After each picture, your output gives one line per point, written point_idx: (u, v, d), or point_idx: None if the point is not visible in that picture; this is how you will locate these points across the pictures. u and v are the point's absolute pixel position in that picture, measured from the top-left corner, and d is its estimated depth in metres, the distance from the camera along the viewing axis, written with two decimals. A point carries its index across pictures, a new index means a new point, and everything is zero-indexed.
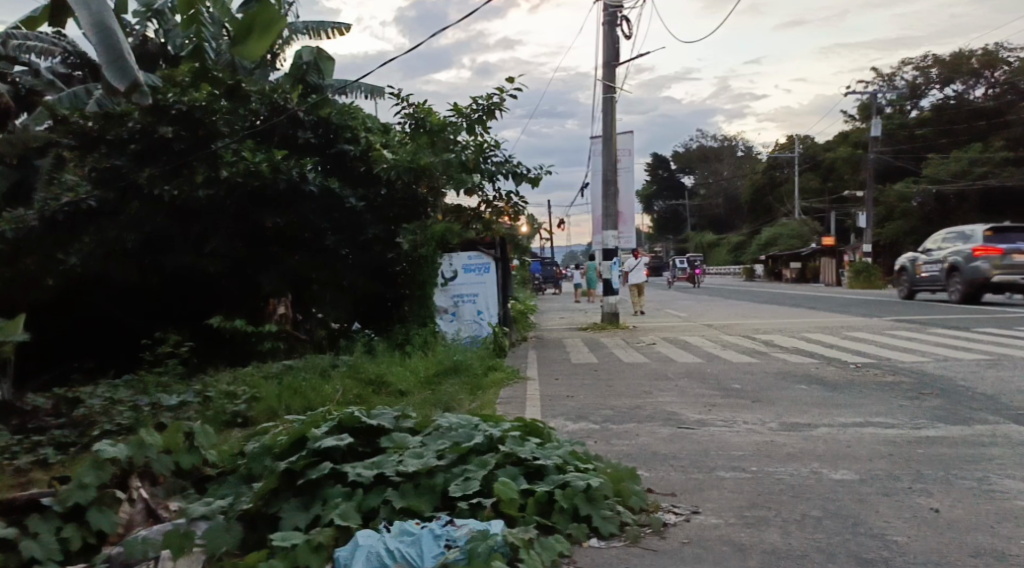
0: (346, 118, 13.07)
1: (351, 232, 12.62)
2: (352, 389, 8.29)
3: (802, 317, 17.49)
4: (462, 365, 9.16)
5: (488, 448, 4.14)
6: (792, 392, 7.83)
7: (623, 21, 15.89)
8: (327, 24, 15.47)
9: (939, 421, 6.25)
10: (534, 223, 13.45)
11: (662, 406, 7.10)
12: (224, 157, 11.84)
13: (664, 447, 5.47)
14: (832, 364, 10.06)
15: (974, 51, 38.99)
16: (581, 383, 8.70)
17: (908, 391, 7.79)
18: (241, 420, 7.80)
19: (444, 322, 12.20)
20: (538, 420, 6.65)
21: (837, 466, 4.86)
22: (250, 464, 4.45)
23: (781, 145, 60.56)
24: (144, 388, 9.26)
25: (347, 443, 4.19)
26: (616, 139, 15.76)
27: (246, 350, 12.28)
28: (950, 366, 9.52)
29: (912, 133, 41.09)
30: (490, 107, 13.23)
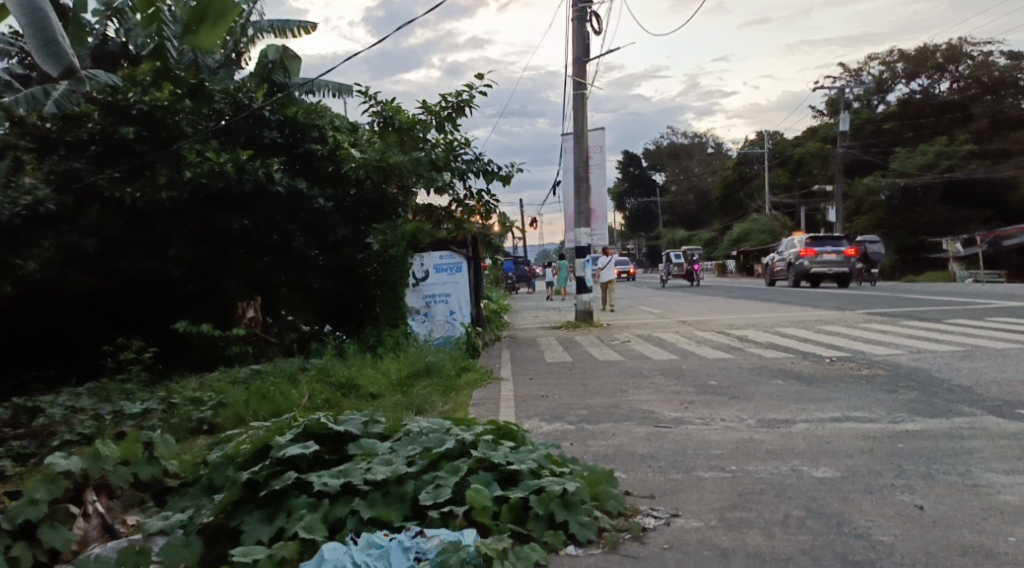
0: (313, 117, 12.88)
1: (319, 233, 12.53)
2: (321, 393, 8.08)
3: (775, 311, 17.55)
4: (435, 367, 9.02)
5: (460, 453, 4.00)
6: (768, 387, 7.78)
7: (592, 16, 15.81)
8: (293, 22, 15.20)
9: (917, 415, 6.22)
10: (506, 220, 13.30)
11: (638, 404, 7.00)
12: (189, 159, 11.69)
13: (641, 447, 5.36)
14: (807, 358, 10.06)
15: (938, 45, 39.67)
16: (555, 382, 8.60)
17: (884, 384, 7.78)
18: (207, 427, 7.58)
19: (416, 323, 12.04)
20: (513, 421, 6.52)
21: (817, 463, 4.78)
22: (211, 475, 4.26)
23: (750, 141, 61.06)
24: (106, 395, 8.97)
25: (314, 451, 4.03)
26: (586, 136, 15.66)
27: (213, 356, 11.93)
28: (924, 357, 9.55)
29: (879, 127, 41.62)
30: (459, 104, 13.06)
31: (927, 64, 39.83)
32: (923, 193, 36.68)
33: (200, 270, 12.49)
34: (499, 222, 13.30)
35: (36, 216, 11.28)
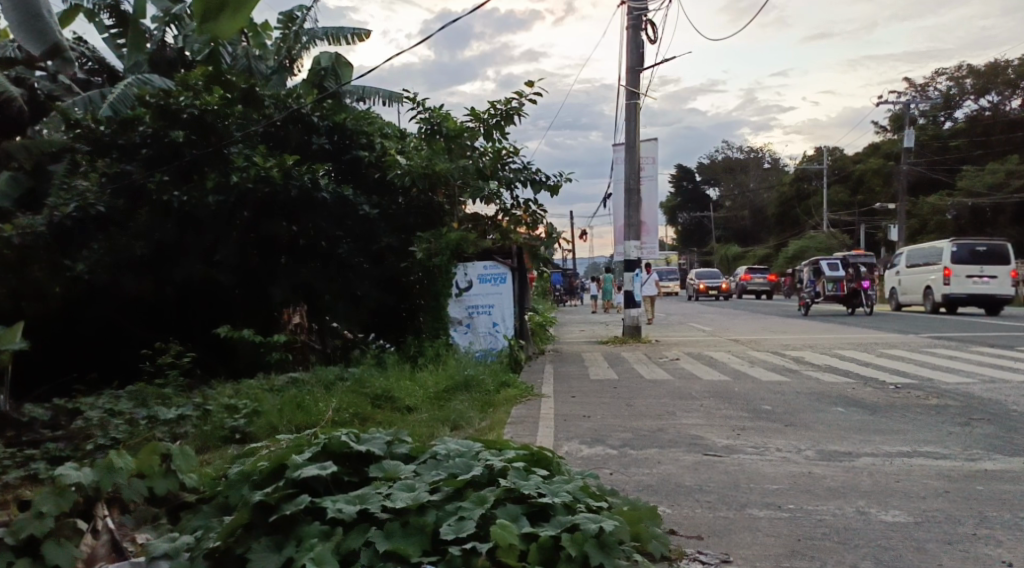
0: (361, 124, 12.74)
1: (364, 241, 12.28)
2: (355, 404, 7.83)
3: (832, 333, 16.83)
4: (473, 381, 8.71)
5: (488, 482, 3.68)
6: (828, 415, 7.27)
7: (648, 25, 15.42)
8: (347, 30, 15.13)
9: (995, 452, 5.68)
10: (553, 231, 12.95)
11: (685, 429, 6.57)
12: (236, 163, 11.53)
13: (689, 477, 4.96)
14: (870, 384, 9.45)
15: (1010, 61, 38.21)
16: (599, 401, 8.22)
17: (956, 416, 7.20)
18: (239, 436, 7.39)
19: (458, 334, 11.74)
20: (551, 441, 6.17)
21: (886, 505, 4.32)
22: (226, 493, 3.99)
23: (808, 157, 59.67)
24: (143, 399, 8.86)
25: (332, 472, 3.74)
26: (639, 147, 15.24)
27: (255, 362, 11.72)
28: (998, 388, 8.87)
29: (945, 144, 40.14)
30: (508, 112, 12.81)
31: (998, 80, 38.22)
32: (992, 213, 35.18)
33: (245, 275, 12.41)
34: (545, 231, 12.97)
35: (87, 217, 11.56)
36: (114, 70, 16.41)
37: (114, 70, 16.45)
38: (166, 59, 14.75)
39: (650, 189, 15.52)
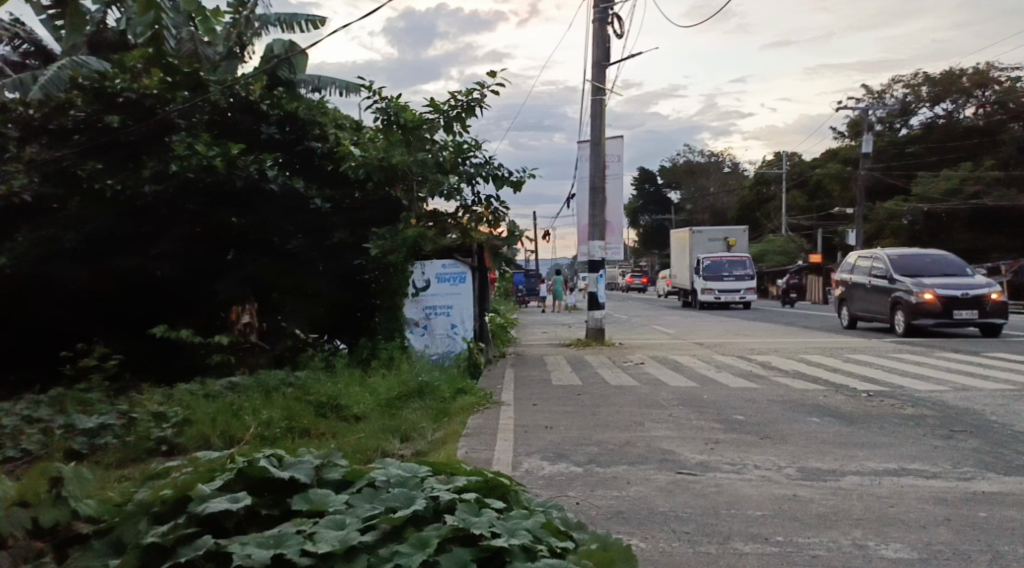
0: (315, 113, 12.02)
1: (316, 236, 11.62)
2: (297, 414, 7.18)
3: (795, 336, 16.58)
4: (427, 388, 8.09)
5: (431, 518, 3.09)
6: (802, 426, 6.81)
7: (614, 18, 14.94)
8: (300, 16, 14.35)
9: (987, 470, 5.23)
10: (515, 229, 12.37)
11: (655, 442, 6.05)
12: (176, 151, 10.72)
13: (663, 501, 4.43)
14: (842, 391, 9.04)
15: (964, 69, 38.84)
16: (562, 411, 7.65)
17: (936, 428, 6.78)
18: (166, 448, 6.68)
19: (414, 336, 11.17)
20: (510, 457, 5.58)
21: (885, 537, 3.83)
22: (121, 528, 3.32)
23: (766, 162, 60.00)
24: (63, 405, 8.01)
25: (245, 505, 3.14)
26: (605, 143, 14.70)
27: (194, 363, 10.92)
28: (973, 396, 8.52)
29: (901, 150, 40.53)
30: (470, 103, 12.20)
31: (953, 88, 38.78)
32: (947, 219, 35.53)
33: (187, 272, 11.56)
34: (507, 230, 12.37)
35: (13, 207, 10.74)
36: (52, 54, 15.48)
37: (52, 53, 15.45)
38: (105, 42, 13.83)
39: (615, 188, 15.00)
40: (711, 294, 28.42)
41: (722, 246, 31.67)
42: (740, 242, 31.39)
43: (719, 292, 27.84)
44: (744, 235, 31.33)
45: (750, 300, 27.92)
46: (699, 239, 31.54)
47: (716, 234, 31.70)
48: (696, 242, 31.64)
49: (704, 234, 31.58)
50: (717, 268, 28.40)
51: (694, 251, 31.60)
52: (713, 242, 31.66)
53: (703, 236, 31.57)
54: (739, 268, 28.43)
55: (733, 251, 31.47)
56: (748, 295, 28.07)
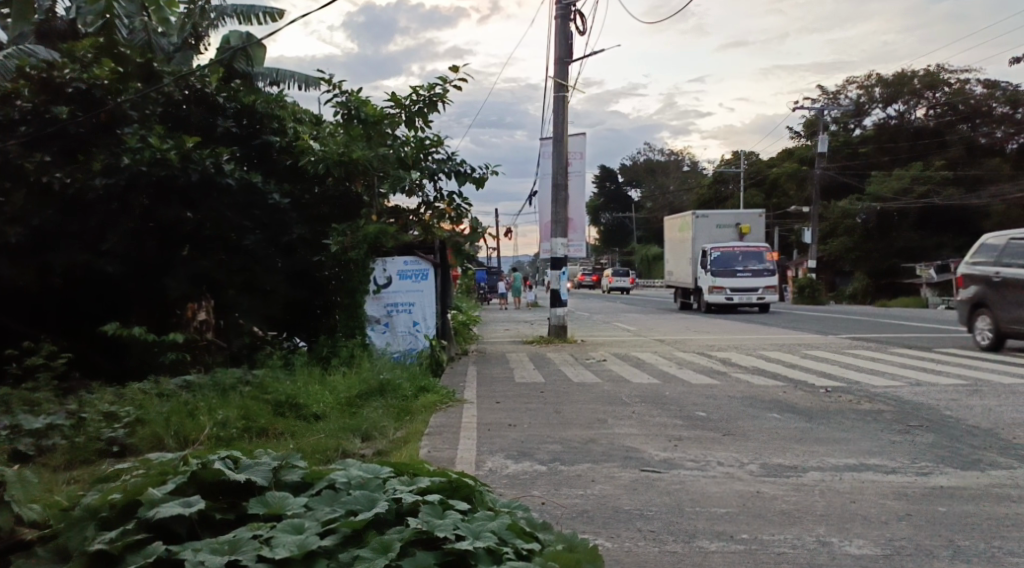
0: (273, 107, 11.82)
1: (274, 232, 11.39)
2: (254, 413, 7.01)
3: (753, 333, 16.79)
4: (389, 386, 7.98)
5: (393, 521, 3.01)
6: (764, 422, 6.85)
7: (576, 15, 14.92)
8: (258, 8, 14.07)
9: (945, 465, 5.30)
10: (477, 226, 12.30)
11: (619, 440, 6.03)
12: (128, 144, 10.41)
13: (628, 499, 4.40)
14: (801, 387, 9.13)
15: (916, 71, 39.71)
16: (524, 408, 7.58)
17: (893, 423, 6.88)
18: (117, 449, 6.48)
19: (375, 333, 11.01)
20: (473, 456, 5.51)
21: (848, 533, 3.84)
22: (66, 534, 3.18)
23: (724, 160, 60.71)
24: (8, 405, 7.72)
25: (198, 509, 3.02)
26: (568, 140, 14.69)
27: (145, 362, 10.61)
28: (928, 391, 8.67)
29: (855, 150, 41.31)
30: (432, 98, 12.08)
31: (905, 89, 39.63)
32: (898, 218, 36.32)
33: (136, 267, 11.21)
34: (469, 226, 12.29)
35: None
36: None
37: None
38: (54, 31, 13.41)
39: (578, 185, 14.99)
40: (720, 294, 23.22)
41: (734, 233, 25.19)
42: (755, 228, 25.25)
43: (730, 291, 22.82)
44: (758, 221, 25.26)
45: (768, 300, 23.16)
46: (703, 225, 25.12)
47: (727, 220, 25.19)
48: (700, 229, 25.04)
49: (710, 219, 25.12)
50: (726, 261, 23.24)
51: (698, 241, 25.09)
52: (725, 229, 25.10)
53: (710, 221, 25.12)
54: (753, 261, 23.46)
55: (746, 239, 25.07)
56: (765, 294, 23.15)
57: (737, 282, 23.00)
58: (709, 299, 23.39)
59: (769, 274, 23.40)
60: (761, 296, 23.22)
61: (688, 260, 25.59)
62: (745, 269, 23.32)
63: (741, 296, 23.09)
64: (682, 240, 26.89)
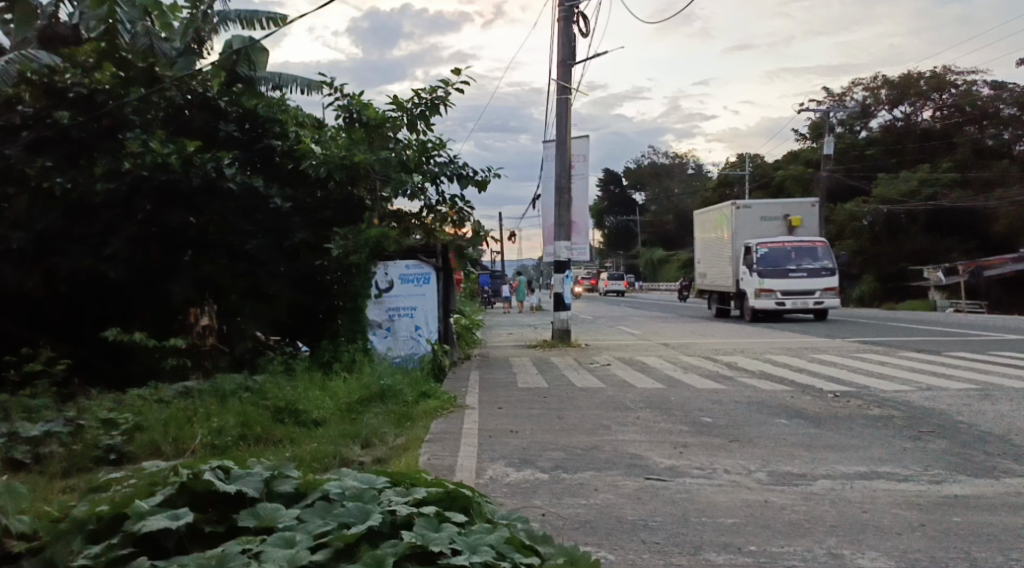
0: (275, 111, 11.76)
1: (276, 236, 11.40)
2: (253, 420, 6.92)
3: (759, 336, 16.67)
4: (389, 391, 7.88)
5: (387, 533, 2.91)
6: (771, 428, 6.73)
7: (579, 17, 14.83)
8: (260, 13, 14.00)
9: (958, 473, 5.18)
10: (480, 229, 12.21)
11: (622, 446, 5.92)
12: (129, 148, 10.34)
13: (632, 509, 4.29)
14: (808, 392, 9.00)
15: (922, 73, 39.51)
16: (527, 414, 7.47)
17: (903, 428, 6.75)
18: (115, 456, 6.38)
19: (376, 338, 10.91)
20: (474, 463, 5.41)
21: (861, 545, 3.73)
22: (51, 548, 3.08)
23: (729, 163, 60.54)
24: (7, 411, 7.62)
25: (187, 522, 2.93)
26: (570, 143, 14.60)
27: (146, 368, 10.54)
28: (938, 396, 8.53)
29: (861, 152, 41.10)
30: (433, 101, 12.00)
31: (911, 91, 39.44)
32: (905, 220, 36.12)
33: (139, 272, 11.13)
34: (472, 230, 12.18)
35: None
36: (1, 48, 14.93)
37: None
38: (56, 35, 13.36)
39: (581, 188, 14.89)
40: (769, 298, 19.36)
41: (783, 227, 20.52)
42: (807, 220, 20.21)
43: (781, 294, 18.98)
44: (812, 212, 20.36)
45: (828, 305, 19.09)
46: (745, 218, 20.58)
47: (772, 211, 20.55)
48: (741, 222, 20.49)
49: (753, 211, 20.53)
50: (777, 259, 19.16)
51: (739, 239, 20.68)
52: (772, 222, 20.47)
53: (754, 212, 20.49)
54: (808, 258, 19.29)
55: (797, 234, 20.24)
56: (824, 298, 19.10)
57: (789, 285, 19.10)
58: (755, 305, 19.54)
59: (830, 273, 19.12)
60: (819, 300, 19.17)
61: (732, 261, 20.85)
62: (799, 268, 19.14)
63: (795, 301, 19.15)
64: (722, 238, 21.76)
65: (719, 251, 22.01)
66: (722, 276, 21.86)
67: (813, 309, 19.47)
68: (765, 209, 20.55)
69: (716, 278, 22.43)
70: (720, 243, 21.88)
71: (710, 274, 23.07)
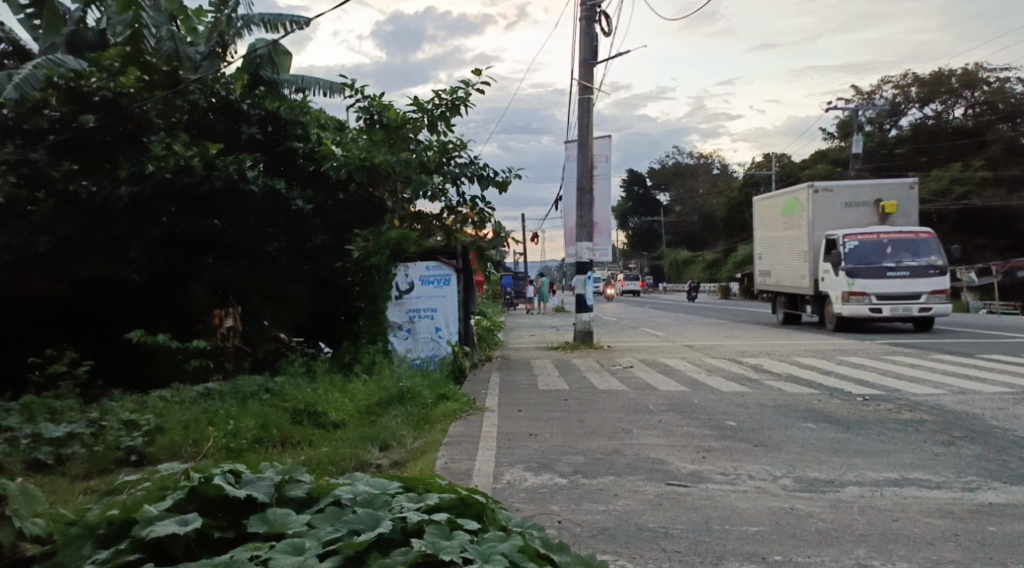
0: (297, 113, 11.79)
1: (297, 238, 11.47)
2: (272, 421, 6.90)
3: (784, 338, 16.43)
4: (409, 394, 7.82)
5: (398, 541, 2.85)
6: (797, 433, 6.58)
7: (602, 16, 14.72)
8: (283, 16, 14.05)
9: (992, 480, 5.01)
10: (501, 230, 12.13)
11: (644, 451, 5.81)
12: (153, 151, 10.39)
13: (652, 516, 4.20)
14: (836, 396, 8.82)
15: (952, 70, 38.87)
16: (547, 418, 7.36)
17: (935, 433, 6.58)
18: (135, 458, 6.37)
19: (397, 339, 10.89)
20: (492, 467, 5.33)
21: (891, 555, 3.61)
22: (62, 553, 3.05)
23: (755, 163, 59.98)
24: (32, 412, 7.67)
25: (195, 528, 2.89)
26: (592, 143, 14.48)
27: (169, 370, 10.58)
28: (971, 400, 8.31)
29: (890, 151, 40.52)
30: (454, 102, 11.95)
31: (942, 89, 38.79)
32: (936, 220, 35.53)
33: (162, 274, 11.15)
34: (493, 231, 12.10)
35: None
36: (29, 53, 15.13)
37: (28, 50, 15.13)
38: (83, 40, 13.50)
39: (603, 189, 14.77)
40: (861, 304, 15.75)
41: (871, 214, 16.71)
42: (905, 204, 16.36)
43: (875, 299, 15.41)
44: (910, 192, 16.46)
45: (935, 312, 15.45)
46: (825, 204, 16.89)
47: (860, 193, 16.72)
48: (819, 208, 16.83)
49: (834, 193, 16.89)
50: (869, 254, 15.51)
51: (819, 228, 16.92)
52: (858, 209, 16.67)
53: (837, 196, 16.79)
54: (908, 252, 15.62)
55: (892, 222, 16.47)
56: (931, 303, 15.46)
57: (887, 287, 15.41)
58: (843, 311, 15.93)
59: (938, 272, 15.41)
60: (924, 306, 15.52)
61: (809, 255, 17.20)
62: (899, 265, 15.47)
63: (894, 308, 15.51)
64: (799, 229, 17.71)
65: (790, 244, 18.35)
66: (796, 274, 18.16)
67: (918, 318, 15.74)
68: (852, 190, 16.73)
69: (789, 279, 18.60)
70: (790, 234, 18.32)
71: (773, 271, 19.78)
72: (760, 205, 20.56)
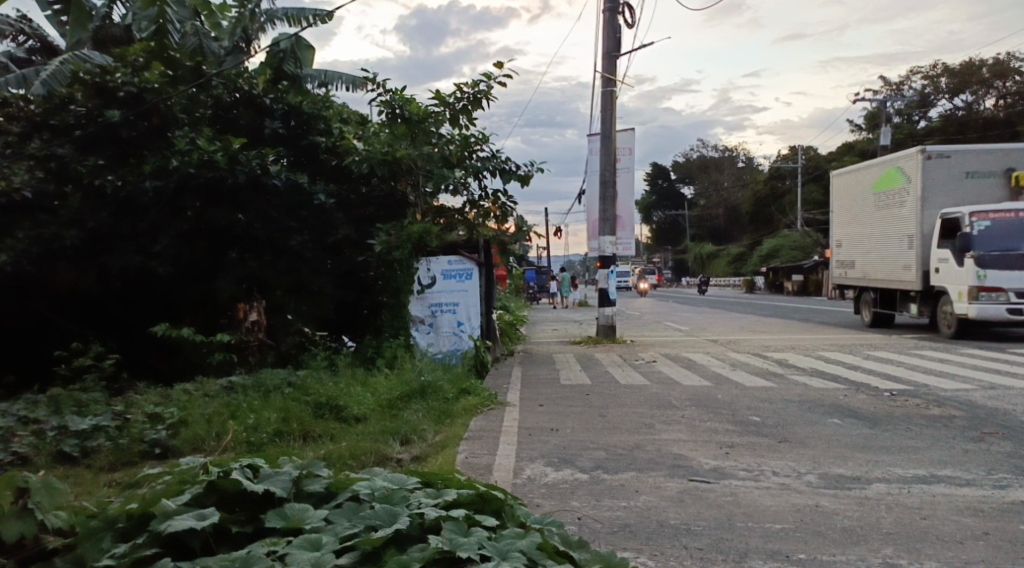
0: (319, 107, 11.80)
1: (321, 232, 11.47)
2: (294, 415, 6.91)
3: (810, 333, 16.23)
4: (430, 388, 7.81)
5: (415, 537, 2.82)
6: (823, 428, 6.48)
7: (625, 8, 14.59)
8: (306, 10, 14.08)
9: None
10: (523, 224, 12.08)
11: (666, 446, 5.75)
12: (177, 146, 10.44)
13: (674, 512, 4.14)
14: (863, 391, 8.67)
15: (984, 60, 38.14)
16: (568, 412, 7.32)
17: (965, 429, 6.44)
18: (159, 451, 6.40)
19: (419, 333, 10.89)
20: (512, 462, 5.30)
21: (920, 554, 3.52)
22: (82, 547, 3.05)
23: (781, 156, 59.35)
24: (60, 404, 7.74)
25: (211, 523, 2.88)
26: (615, 136, 14.37)
27: (194, 363, 10.66)
28: (1002, 396, 8.12)
29: (919, 143, 39.86)
30: (476, 96, 11.90)
31: (973, 79, 38.06)
32: None
33: (187, 269, 11.20)
34: (514, 225, 12.06)
35: (11, 203, 10.12)
36: (56, 49, 15.29)
37: (55, 47, 15.30)
38: (109, 36, 13.61)
39: (626, 182, 14.65)
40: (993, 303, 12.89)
41: (997, 185, 13.97)
42: None
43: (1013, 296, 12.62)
44: None
45: None
46: (939, 172, 13.85)
47: (985, 163, 13.82)
48: (931, 180, 13.82)
49: (954, 161, 13.81)
50: (1003, 240, 12.80)
51: (932, 205, 13.94)
52: (982, 180, 13.81)
53: (956, 164, 13.78)
54: None
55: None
56: None
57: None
58: (970, 313, 12.95)
59: None
60: None
61: (899, 240, 14.77)
62: None
63: None
64: (889, 210, 15.15)
65: (881, 227, 15.46)
66: (880, 262, 15.64)
67: None
68: (976, 159, 13.78)
69: (869, 269, 16.15)
70: (892, 214, 14.99)
71: (871, 260, 16.05)
72: (853, 178, 16.84)
